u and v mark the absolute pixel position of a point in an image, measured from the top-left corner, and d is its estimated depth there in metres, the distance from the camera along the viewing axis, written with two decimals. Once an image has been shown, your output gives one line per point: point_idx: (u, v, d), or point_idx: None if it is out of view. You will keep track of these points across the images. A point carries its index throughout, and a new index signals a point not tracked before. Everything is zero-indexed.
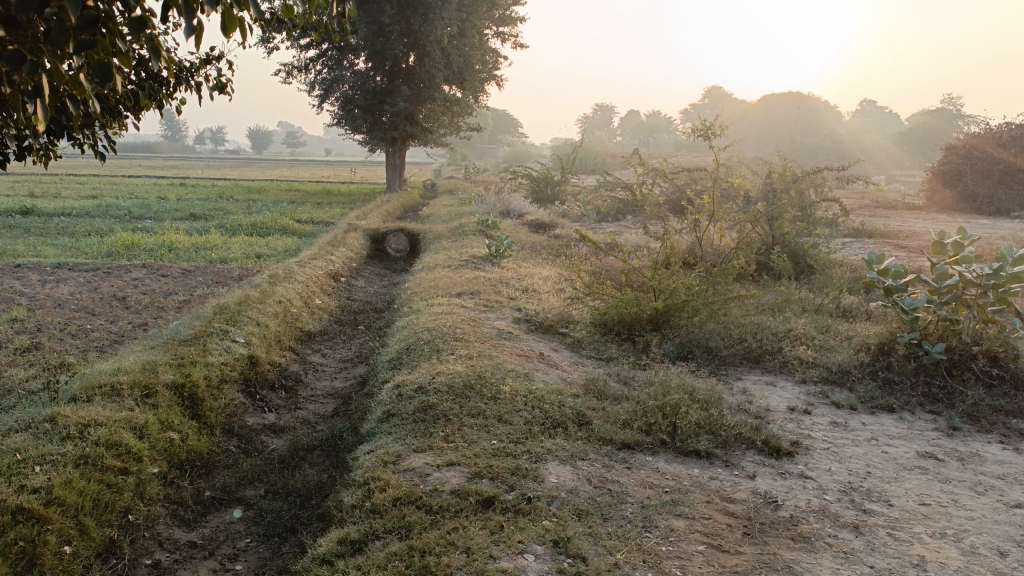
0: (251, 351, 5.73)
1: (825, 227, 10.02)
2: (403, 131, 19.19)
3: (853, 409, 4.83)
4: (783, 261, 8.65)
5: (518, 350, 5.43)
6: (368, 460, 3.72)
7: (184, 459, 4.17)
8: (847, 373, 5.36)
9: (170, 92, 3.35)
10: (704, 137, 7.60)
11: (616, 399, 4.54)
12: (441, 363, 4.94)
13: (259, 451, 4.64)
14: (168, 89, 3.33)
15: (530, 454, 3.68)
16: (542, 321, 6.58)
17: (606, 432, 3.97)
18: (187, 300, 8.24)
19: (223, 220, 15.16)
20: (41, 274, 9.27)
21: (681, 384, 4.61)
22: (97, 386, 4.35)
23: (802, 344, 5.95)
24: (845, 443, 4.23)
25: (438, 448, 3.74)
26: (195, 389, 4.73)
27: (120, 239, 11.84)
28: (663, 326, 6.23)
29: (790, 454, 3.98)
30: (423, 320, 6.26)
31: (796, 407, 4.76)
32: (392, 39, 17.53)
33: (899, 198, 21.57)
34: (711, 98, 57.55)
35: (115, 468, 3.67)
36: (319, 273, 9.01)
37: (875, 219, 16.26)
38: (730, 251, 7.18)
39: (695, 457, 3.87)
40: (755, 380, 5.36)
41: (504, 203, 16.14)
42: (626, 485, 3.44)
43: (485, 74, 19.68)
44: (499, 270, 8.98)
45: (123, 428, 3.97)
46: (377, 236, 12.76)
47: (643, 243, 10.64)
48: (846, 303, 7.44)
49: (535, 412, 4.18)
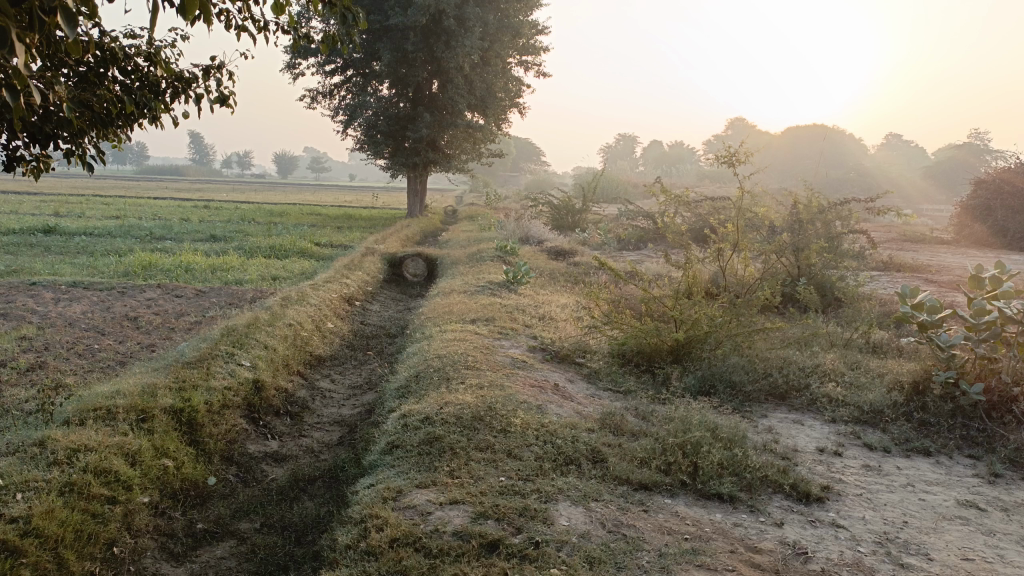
0: (256, 375, 5.55)
1: (853, 260, 9.74)
2: (425, 157, 19.17)
3: (887, 451, 4.54)
4: (809, 293, 8.38)
5: (532, 380, 5.20)
6: (368, 496, 3.51)
7: (177, 488, 3.98)
8: (879, 413, 5.07)
9: (169, 103, 3.20)
10: (729, 164, 7.39)
11: (633, 435, 4.29)
12: (450, 392, 4.72)
13: (258, 481, 4.44)
14: (166, 99, 3.17)
15: (540, 492, 3.45)
16: (558, 350, 6.36)
17: (622, 471, 3.73)
18: (198, 322, 8.11)
19: (242, 242, 15.12)
20: (56, 292, 9.21)
21: (702, 421, 4.36)
22: (92, 409, 4.18)
23: (830, 381, 5.68)
24: (879, 489, 3.94)
25: (443, 483, 3.52)
26: (194, 414, 4.54)
27: (137, 259, 11.80)
28: (684, 358, 5.98)
29: (820, 499, 3.71)
30: (436, 346, 6.06)
31: (825, 448, 4.49)
32: (416, 66, 17.59)
33: (927, 231, 21.21)
34: (735, 129, 57.38)
35: (101, 497, 3.48)
36: (333, 297, 8.86)
37: (904, 253, 15.90)
38: (755, 282, 6.94)
39: (717, 501, 3.61)
40: (781, 418, 5.09)
41: (523, 230, 16.00)
42: (643, 531, 3.19)
43: (509, 101, 19.66)
44: (516, 297, 8.79)
45: (114, 454, 3.78)
46: (395, 260, 12.63)
47: (664, 272, 10.41)
48: (876, 338, 7.17)
49: (547, 447, 3.94)
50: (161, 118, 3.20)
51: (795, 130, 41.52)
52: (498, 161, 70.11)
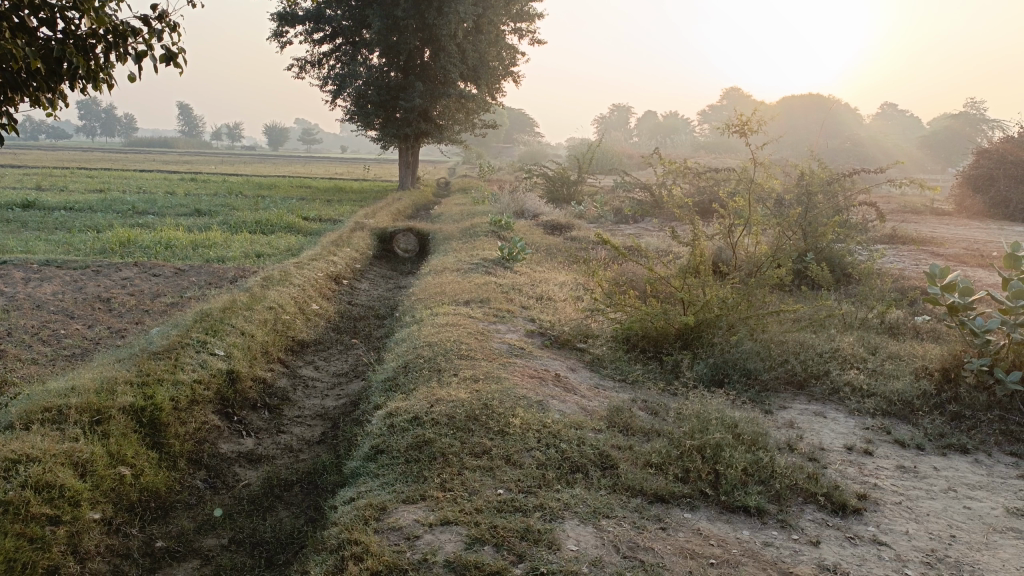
0: (231, 365, 5.11)
1: (863, 234, 9.30)
2: (416, 128, 18.60)
3: (920, 449, 4.14)
4: (820, 270, 7.94)
5: (531, 371, 4.77)
6: (347, 514, 3.08)
7: (136, 500, 3.55)
8: (908, 403, 4.66)
9: (102, 61, 2.77)
10: (739, 133, 6.69)
11: (645, 434, 3.88)
12: (441, 387, 4.29)
13: (228, 487, 4.02)
14: (96, 56, 2.74)
15: (544, 509, 3.02)
16: (557, 334, 5.94)
17: (635, 480, 3.31)
18: (175, 304, 7.66)
19: (227, 216, 14.59)
20: (26, 272, 8.69)
21: (721, 418, 3.94)
22: (42, 410, 3.73)
23: (851, 368, 5.26)
24: (918, 496, 3.52)
25: (433, 498, 3.10)
26: (157, 413, 4.10)
27: (115, 235, 11.25)
28: (694, 343, 5.55)
29: (858, 511, 3.29)
30: (426, 332, 5.60)
31: (854, 446, 4.09)
32: (407, 33, 16.90)
33: (926, 202, 20.76)
34: (729, 99, 56.63)
35: (42, 518, 3.05)
36: (318, 275, 8.37)
37: (906, 225, 15.47)
38: (765, 257, 6.49)
39: (743, 514, 3.19)
40: (801, 410, 4.68)
41: (518, 203, 15.45)
42: (662, 556, 2.77)
43: (502, 71, 19.02)
44: (512, 275, 8.35)
45: (61, 465, 3.34)
46: (384, 236, 12.15)
47: (666, 249, 9.97)
48: (893, 318, 6.75)
49: (550, 451, 3.51)
50: (92, 77, 2.77)
51: (791, 99, 40.90)
52: (492, 132, 69.09)
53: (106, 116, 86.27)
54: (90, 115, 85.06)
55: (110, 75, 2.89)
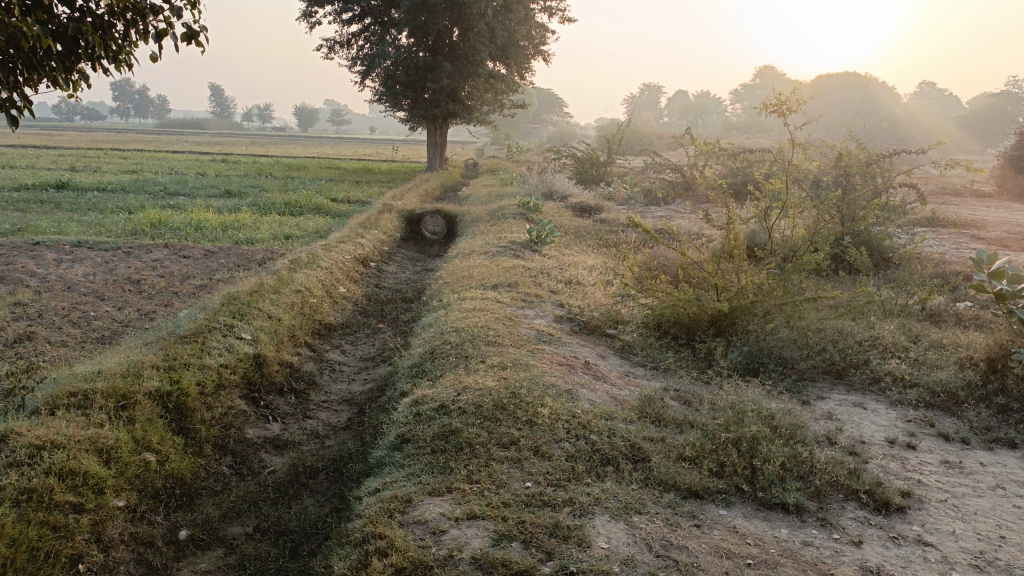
0: (258, 349, 5.07)
1: (903, 218, 9.03)
2: (445, 108, 18.45)
3: (965, 443, 3.97)
4: (859, 254, 7.72)
5: (560, 358, 4.66)
6: (371, 506, 3.01)
7: (160, 487, 3.52)
8: (952, 395, 4.48)
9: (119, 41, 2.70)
10: (776, 113, 6.46)
11: (678, 426, 3.76)
12: (468, 374, 4.20)
13: (254, 473, 3.98)
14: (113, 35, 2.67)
15: (574, 504, 2.93)
16: (587, 320, 5.82)
17: (667, 474, 3.20)
18: (204, 286, 7.66)
19: (256, 198, 14.62)
20: (58, 253, 8.75)
21: (758, 411, 3.81)
22: (68, 394, 3.71)
23: (892, 357, 5.08)
24: (965, 494, 3.37)
25: (460, 491, 3.02)
26: (183, 398, 4.07)
27: (146, 216, 11.30)
28: (728, 330, 5.41)
29: (902, 510, 3.15)
30: (454, 317, 5.51)
31: (895, 439, 3.94)
32: (435, 13, 16.72)
33: (966, 183, 20.23)
34: (761, 78, 55.64)
35: (66, 505, 3.02)
36: (346, 258, 8.32)
37: (944, 208, 15.07)
38: (802, 242, 6.30)
39: (781, 511, 3.07)
40: (840, 401, 4.53)
41: (547, 184, 15.28)
42: (696, 555, 2.67)
43: (531, 50, 18.79)
44: (540, 258, 8.24)
45: (85, 452, 3.31)
46: (413, 217, 12.08)
47: (698, 232, 9.78)
48: (934, 305, 6.54)
49: (580, 443, 3.41)
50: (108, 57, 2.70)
51: (827, 78, 40.05)
52: (520, 112, 68.61)
53: (140, 97, 87.15)
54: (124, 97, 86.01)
55: (128, 53, 2.81)
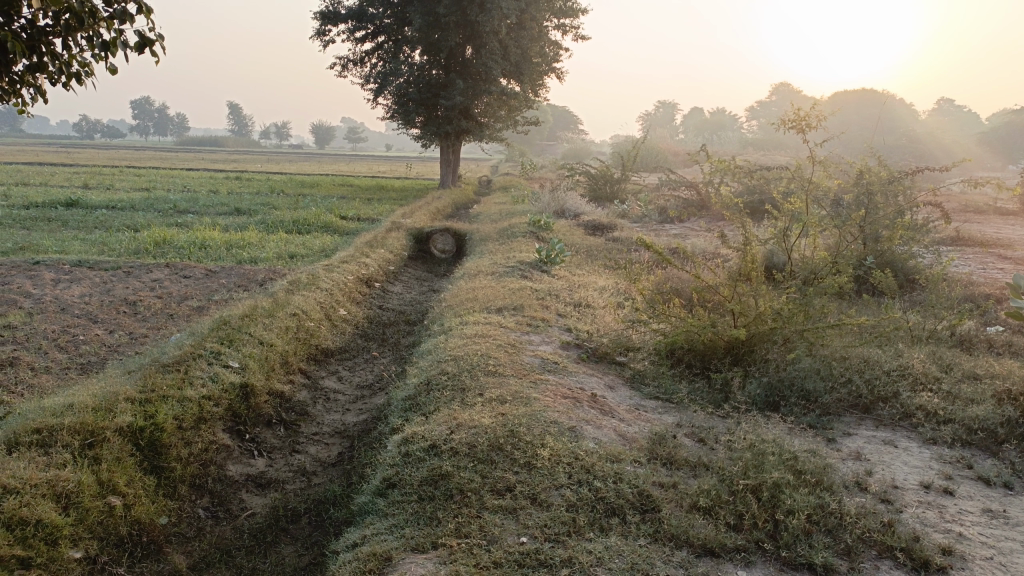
0: (245, 379, 4.77)
1: (927, 236, 8.65)
2: (457, 126, 18.22)
3: (1009, 488, 3.60)
4: (883, 275, 7.36)
5: (564, 390, 4.33)
6: (346, 567, 2.72)
7: (126, 535, 3.24)
8: (991, 432, 4.11)
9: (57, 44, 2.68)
10: (795, 129, 6.13)
11: (692, 468, 3.43)
12: (465, 409, 3.90)
13: (231, 517, 3.69)
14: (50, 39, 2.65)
15: (573, 564, 2.61)
16: (595, 347, 5.51)
17: (679, 528, 2.87)
18: (202, 308, 7.42)
19: (266, 216, 14.43)
20: (57, 273, 8.54)
21: (781, 453, 3.47)
22: (32, 431, 3.43)
23: (923, 389, 4.72)
24: (1014, 549, 2.99)
25: (447, 548, 2.72)
26: (158, 434, 3.78)
27: (151, 234, 11.11)
28: (745, 359, 5.07)
29: (943, 570, 2.78)
30: (454, 343, 5.21)
31: (931, 484, 3.58)
32: (449, 31, 16.57)
33: (990, 200, 19.74)
34: (778, 94, 55.34)
35: (11, 561, 2.73)
36: (349, 278, 8.06)
37: (969, 225, 14.62)
38: (824, 263, 5.93)
39: (807, 573, 2.73)
40: (869, 438, 4.18)
41: (559, 202, 14.97)
42: None
43: (546, 66, 18.54)
44: (549, 279, 7.94)
45: (41, 498, 3.02)
46: (421, 236, 11.82)
47: (713, 253, 9.47)
48: (964, 330, 6.17)
49: (583, 490, 3.09)
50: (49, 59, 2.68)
51: (845, 94, 39.64)
52: (534, 128, 68.47)
53: (159, 116, 87.91)
54: (144, 115, 86.92)
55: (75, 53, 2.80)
